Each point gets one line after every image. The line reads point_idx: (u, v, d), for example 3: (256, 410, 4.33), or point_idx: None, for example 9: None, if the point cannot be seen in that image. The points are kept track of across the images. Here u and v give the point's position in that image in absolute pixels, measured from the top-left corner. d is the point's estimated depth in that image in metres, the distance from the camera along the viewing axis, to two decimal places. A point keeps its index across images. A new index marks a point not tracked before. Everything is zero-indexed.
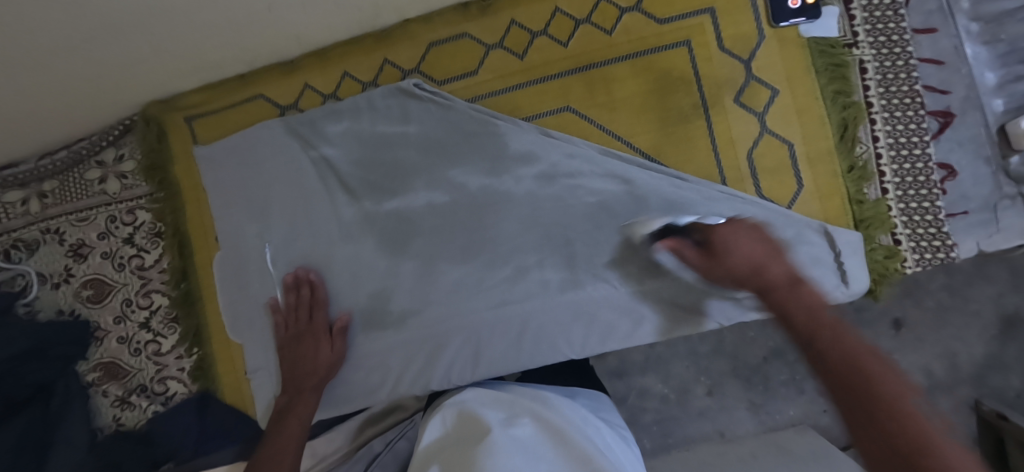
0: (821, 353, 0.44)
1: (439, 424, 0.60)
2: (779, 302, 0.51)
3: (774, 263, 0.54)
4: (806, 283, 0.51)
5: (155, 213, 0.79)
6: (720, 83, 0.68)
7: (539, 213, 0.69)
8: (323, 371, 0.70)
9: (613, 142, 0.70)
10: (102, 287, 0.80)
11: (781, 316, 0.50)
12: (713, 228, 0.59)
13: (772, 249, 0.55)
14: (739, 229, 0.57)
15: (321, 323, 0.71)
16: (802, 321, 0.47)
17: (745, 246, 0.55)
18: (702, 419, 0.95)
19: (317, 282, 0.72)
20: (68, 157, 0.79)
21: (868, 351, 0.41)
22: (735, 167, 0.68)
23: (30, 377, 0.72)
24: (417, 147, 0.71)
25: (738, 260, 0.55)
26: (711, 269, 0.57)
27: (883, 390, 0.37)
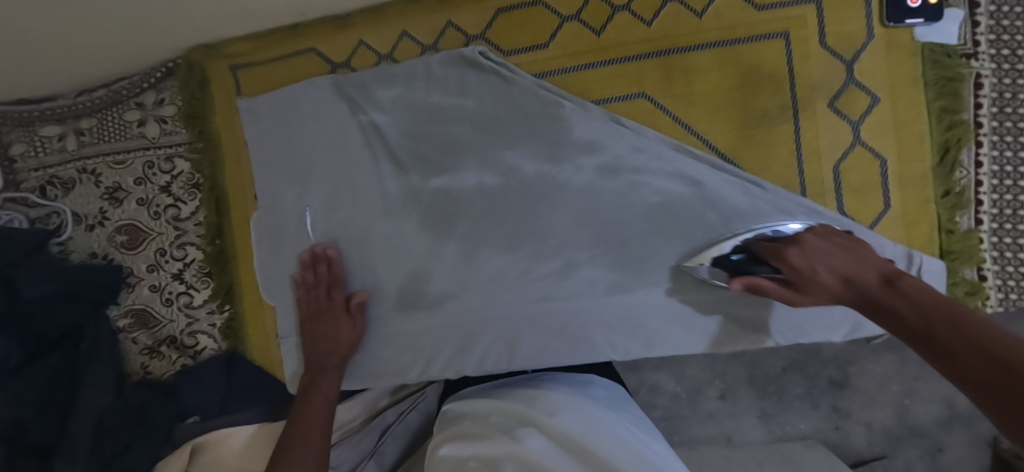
0: (952, 350, 0.39)
1: (455, 448, 0.55)
2: (894, 309, 0.46)
3: (862, 271, 0.51)
4: (907, 278, 0.48)
5: (193, 164, 0.75)
6: (814, 85, 0.62)
7: (596, 209, 0.65)
8: (344, 350, 0.69)
9: (688, 138, 0.65)
10: (136, 234, 0.78)
11: (896, 323, 0.45)
12: (781, 250, 0.54)
13: (853, 253, 0.53)
14: (810, 246, 0.53)
15: (342, 298, 0.70)
16: (922, 323, 0.43)
17: (827, 262, 0.52)
18: (710, 421, 0.93)
19: (334, 259, 0.70)
20: (107, 97, 0.76)
21: (1000, 337, 0.36)
22: (819, 179, 0.62)
23: (61, 318, 0.73)
24: (474, 122, 0.66)
25: (826, 280, 0.51)
26: (797, 297, 0.53)
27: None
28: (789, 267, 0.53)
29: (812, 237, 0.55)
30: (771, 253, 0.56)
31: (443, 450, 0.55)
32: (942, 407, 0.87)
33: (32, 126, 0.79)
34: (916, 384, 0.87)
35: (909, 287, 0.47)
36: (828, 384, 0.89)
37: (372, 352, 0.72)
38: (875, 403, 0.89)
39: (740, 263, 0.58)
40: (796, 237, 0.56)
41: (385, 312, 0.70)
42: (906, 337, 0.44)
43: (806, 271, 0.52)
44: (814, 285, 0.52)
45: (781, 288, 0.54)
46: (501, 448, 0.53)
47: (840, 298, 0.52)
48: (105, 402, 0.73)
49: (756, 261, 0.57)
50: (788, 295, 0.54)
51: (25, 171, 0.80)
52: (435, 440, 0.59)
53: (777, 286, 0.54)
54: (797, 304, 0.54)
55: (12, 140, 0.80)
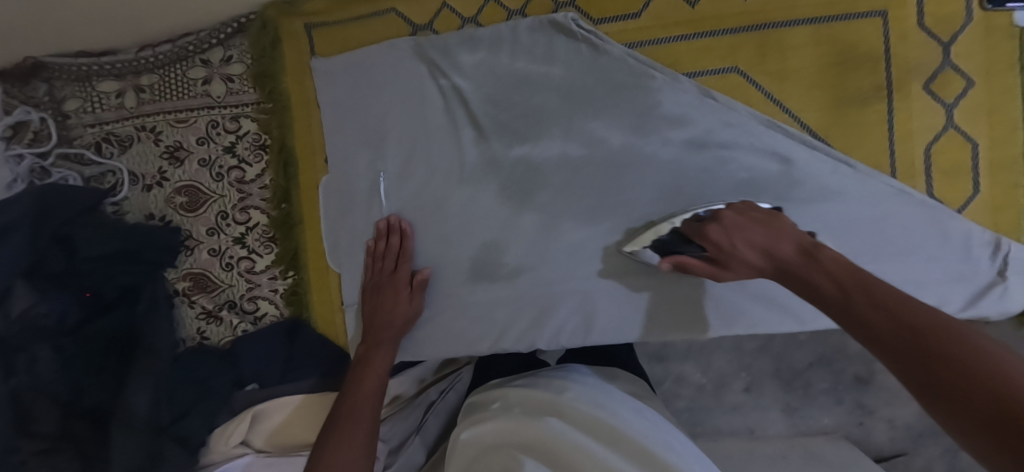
0: (863, 316, 0.38)
1: (476, 432, 0.56)
2: (803, 279, 0.45)
3: (778, 243, 0.50)
4: (822, 248, 0.47)
5: (261, 124, 0.73)
6: (910, 67, 0.61)
7: (683, 183, 0.65)
8: (399, 324, 0.68)
9: (780, 115, 0.64)
10: (197, 195, 0.75)
11: (810, 291, 0.44)
12: (704, 229, 0.56)
13: (770, 225, 0.53)
14: (728, 221, 0.54)
15: (404, 273, 0.68)
16: (834, 291, 0.42)
17: (744, 237, 0.52)
18: (734, 413, 0.93)
19: (407, 232, 0.68)
20: (172, 53, 0.74)
21: (912, 305, 0.36)
22: (909, 159, 0.62)
23: (119, 278, 0.72)
24: (560, 90, 0.65)
25: (746, 253, 0.51)
26: (722, 272, 0.54)
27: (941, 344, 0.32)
28: (710, 243, 0.55)
29: (732, 213, 0.56)
30: (697, 233, 0.57)
31: (466, 435, 0.56)
32: None
33: (88, 80, 0.77)
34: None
35: (825, 257, 0.46)
36: (854, 380, 0.90)
37: (442, 323, 0.70)
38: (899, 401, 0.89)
39: (669, 242, 0.61)
40: (719, 213, 0.56)
41: (455, 281, 0.69)
42: (818, 305, 0.43)
43: (727, 247, 0.53)
44: (733, 260, 0.52)
45: (704, 265, 0.55)
46: (524, 431, 0.51)
47: (762, 272, 0.51)
48: (161, 367, 0.70)
49: (681, 239, 0.60)
50: (711, 271, 0.55)
51: (80, 127, 0.78)
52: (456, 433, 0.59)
53: (701, 263, 0.55)
54: (723, 280, 0.55)
55: (67, 95, 0.78)
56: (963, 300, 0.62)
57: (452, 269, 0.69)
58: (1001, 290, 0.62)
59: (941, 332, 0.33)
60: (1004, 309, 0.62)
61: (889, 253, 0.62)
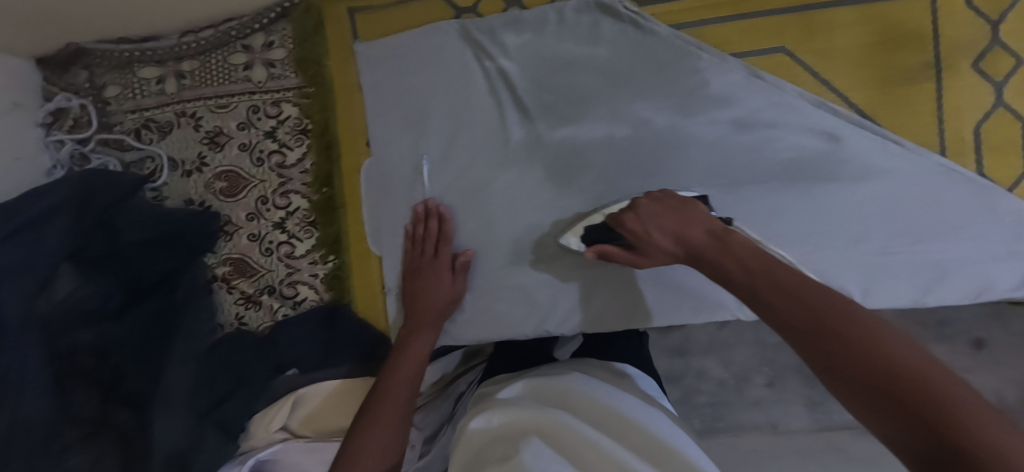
0: (769, 302, 0.41)
1: (486, 422, 0.50)
2: (711, 262, 0.48)
3: (689, 228, 0.52)
4: (730, 233, 0.50)
5: (303, 109, 0.73)
6: (958, 45, 0.61)
7: (728, 163, 0.64)
8: (442, 306, 0.67)
9: (827, 94, 0.63)
10: (237, 181, 0.76)
11: (720, 275, 0.47)
12: (621, 217, 0.58)
13: (682, 211, 0.55)
14: (644, 210, 0.57)
15: (445, 258, 0.68)
16: (742, 276, 0.44)
17: (658, 224, 0.54)
18: (756, 408, 0.93)
19: (446, 214, 0.68)
20: (214, 38, 0.74)
21: (810, 289, 0.40)
22: (960, 137, 0.62)
23: (158, 264, 0.71)
24: (605, 71, 0.65)
25: (659, 240, 0.54)
26: (641, 259, 0.57)
27: (841, 327, 0.36)
28: (630, 232, 0.57)
29: (647, 201, 0.58)
30: (619, 221, 0.59)
31: (474, 424, 0.51)
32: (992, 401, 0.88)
33: (129, 67, 0.77)
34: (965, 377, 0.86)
35: (732, 241, 0.48)
36: None
37: (484, 305, 0.70)
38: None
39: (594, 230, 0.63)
40: (635, 202, 0.58)
41: (497, 264, 0.69)
42: (729, 289, 0.45)
43: (643, 235, 0.55)
44: (649, 247, 0.55)
45: (627, 253, 0.58)
46: (542, 420, 0.47)
47: (677, 256, 0.53)
48: (200, 352, 0.70)
49: (604, 228, 0.62)
50: (633, 258, 0.57)
51: (120, 113, 0.78)
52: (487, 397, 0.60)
53: (623, 252, 0.58)
54: (645, 266, 0.58)
55: (107, 82, 0.78)
56: (1015, 277, 0.62)
57: (495, 252, 0.69)
58: None
59: (838, 316, 0.37)
60: None
61: (936, 232, 0.62)
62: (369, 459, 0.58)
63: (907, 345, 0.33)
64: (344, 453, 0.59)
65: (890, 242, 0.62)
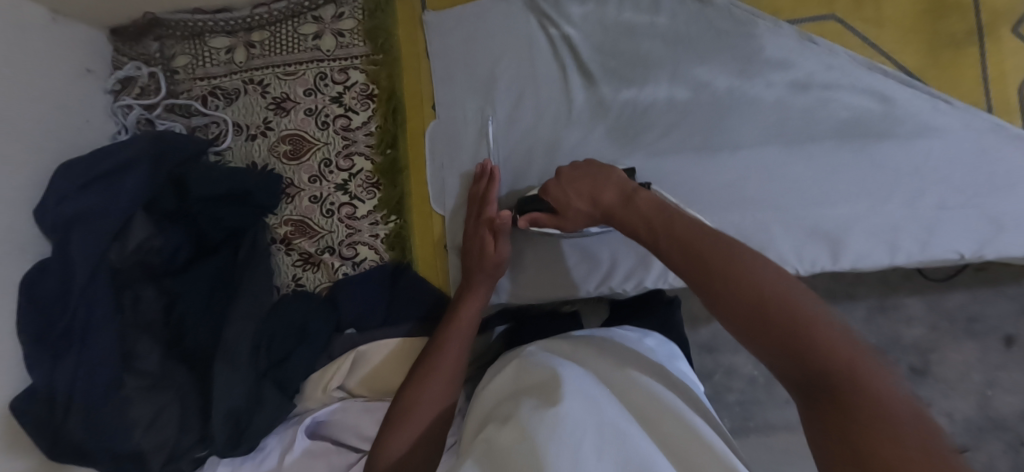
0: (668, 255, 0.46)
1: (497, 385, 0.57)
2: (621, 222, 0.52)
3: (605, 191, 0.55)
4: (637, 191, 0.53)
5: (370, 74, 0.76)
6: (998, 13, 0.66)
7: (786, 121, 0.68)
8: (490, 269, 0.66)
9: (876, 57, 0.67)
10: (301, 144, 0.77)
11: (630, 233, 0.51)
12: (546, 186, 0.61)
13: (597, 176, 0.57)
14: (564, 177, 0.60)
15: (488, 218, 0.67)
16: (646, 231, 0.49)
17: (575, 191, 0.58)
18: (788, 408, 0.93)
19: (496, 175, 0.68)
20: (286, 9, 0.78)
21: (700, 236, 0.44)
22: (1003, 96, 0.65)
23: (224, 220, 0.73)
24: (665, 37, 0.70)
25: (577, 205, 0.58)
26: (564, 223, 0.61)
27: (725, 271, 0.40)
28: (552, 199, 0.60)
29: (568, 168, 0.61)
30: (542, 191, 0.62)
31: (491, 386, 0.57)
32: None
33: (201, 38, 0.81)
34: (996, 375, 0.88)
35: (638, 198, 0.52)
36: (910, 372, 0.90)
37: (540, 262, 0.71)
38: (955, 393, 0.89)
39: (523, 201, 0.67)
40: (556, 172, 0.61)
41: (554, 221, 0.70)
42: (637, 243, 0.50)
43: (564, 202, 0.59)
44: (570, 212, 0.59)
45: (551, 218, 0.62)
46: (541, 376, 0.51)
47: (594, 218, 0.57)
48: (260, 310, 0.71)
49: (532, 198, 0.65)
50: (558, 223, 0.61)
51: (188, 81, 0.81)
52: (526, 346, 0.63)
53: (548, 217, 0.62)
54: (570, 229, 0.62)
55: (178, 52, 0.81)
56: None
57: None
58: None
59: (721, 261, 0.41)
60: None
61: (991, 186, 0.65)
62: (421, 408, 0.58)
63: (777, 285, 0.38)
64: (396, 410, 0.59)
65: (947, 195, 0.65)
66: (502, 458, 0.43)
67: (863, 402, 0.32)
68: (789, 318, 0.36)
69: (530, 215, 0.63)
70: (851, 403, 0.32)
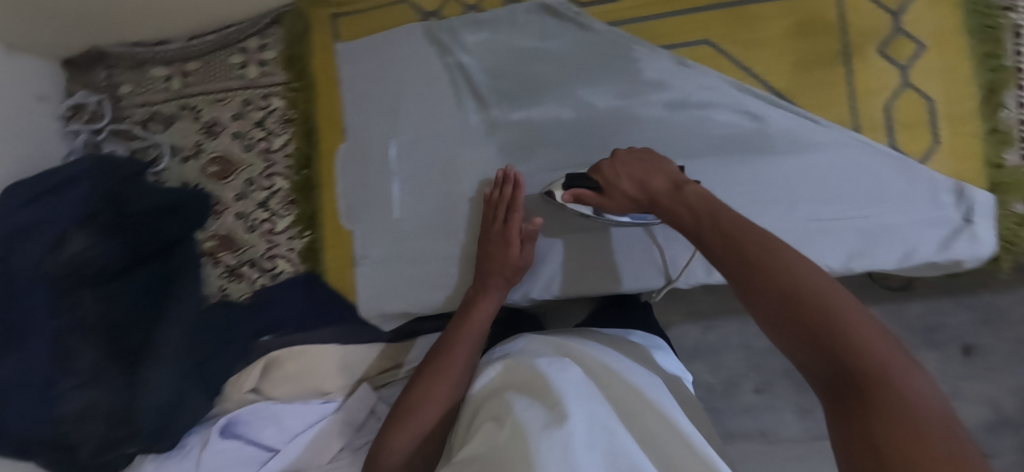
0: (710, 242, 0.46)
1: (487, 379, 0.59)
2: (666, 210, 0.53)
3: (656, 178, 0.57)
4: (688, 182, 0.54)
5: (288, 101, 0.82)
6: (865, 34, 0.68)
7: (668, 138, 0.71)
8: (511, 272, 0.70)
9: (748, 79, 0.70)
10: (228, 165, 0.84)
11: (675, 221, 0.52)
12: (599, 164, 0.63)
13: (651, 163, 0.59)
14: (620, 157, 0.62)
15: (515, 224, 0.69)
16: (691, 220, 0.50)
17: (627, 172, 0.59)
18: (746, 415, 0.97)
19: (519, 183, 0.70)
20: (216, 42, 0.85)
21: (745, 229, 0.45)
22: (871, 115, 0.68)
23: (160, 233, 0.80)
24: (553, 63, 0.74)
25: (625, 186, 0.59)
26: (607, 202, 0.62)
27: (764, 260, 0.41)
28: (602, 177, 0.62)
29: (626, 150, 0.63)
30: (594, 169, 0.64)
31: (478, 382, 0.60)
32: (986, 410, 0.86)
33: (142, 68, 0.88)
34: (959, 385, 0.87)
35: (687, 189, 0.53)
36: None
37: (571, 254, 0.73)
38: None
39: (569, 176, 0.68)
40: (614, 152, 0.63)
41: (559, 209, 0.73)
42: (680, 232, 0.51)
43: (614, 180, 0.60)
44: (615, 191, 0.60)
45: (596, 195, 0.63)
46: (541, 372, 0.54)
47: (637, 201, 0.59)
48: (192, 315, 0.77)
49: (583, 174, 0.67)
50: (600, 201, 0.62)
51: (130, 107, 0.89)
52: (490, 350, 0.66)
53: (593, 194, 0.63)
54: (610, 211, 0.63)
55: (123, 81, 0.89)
56: (939, 237, 0.66)
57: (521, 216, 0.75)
58: (967, 233, 0.65)
59: (766, 251, 0.42)
60: (975, 252, 0.65)
61: (857, 202, 0.67)
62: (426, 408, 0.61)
63: (816, 279, 0.39)
64: (401, 406, 0.63)
65: (818, 208, 0.68)
66: (503, 459, 0.45)
67: (886, 399, 0.33)
68: (823, 312, 0.37)
69: (577, 189, 0.64)
70: (878, 395, 0.33)
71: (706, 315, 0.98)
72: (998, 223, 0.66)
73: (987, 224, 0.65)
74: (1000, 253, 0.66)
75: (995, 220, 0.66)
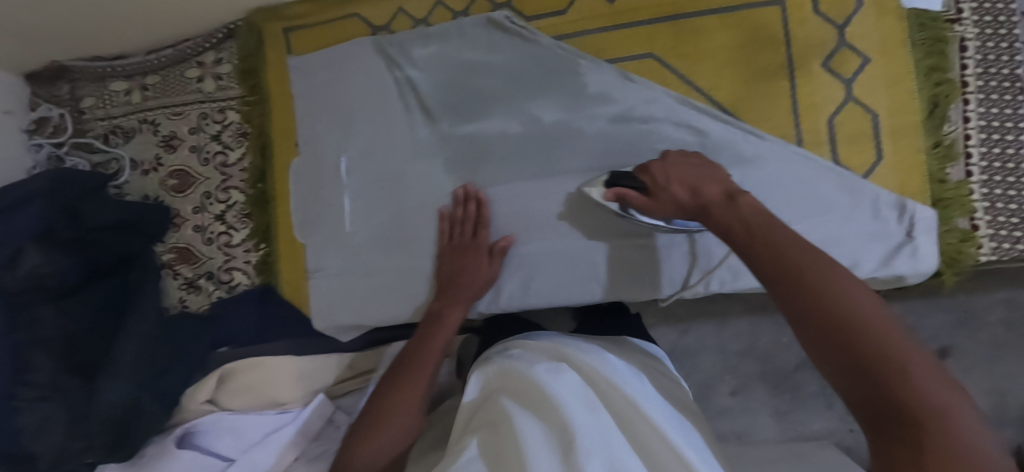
0: (755, 254, 0.42)
1: (481, 381, 0.61)
2: (713, 218, 0.48)
3: (708, 184, 0.52)
4: (743, 192, 0.49)
5: (243, 114, 0.84)
6: (811, 47, 0.67)
7: (611, 153, 0.71)
8: (479, 287, 0.71)
9: (692, 93, 0.70)
10: (186, 178, 0.86)
11: (722, 230, 0.47)
12: (647, 165, 0.60)
13: (705, 168, 0.56)
14: (672, 160, 0.58)
15: (484, 242, 0.72)
16: (740, 229, 0.45)
17: (679, 177, 0.55)
18: (722, 417, 0.97)
19: (484, 201, 0.72)
20: (173, 56, 0.86)
21: (800, 245, 0.40)
22: (814, 130, 0.67)
23: (116, 248, 0.81)
24: (499, 76, 0.73)
25: (675, 189, 0.55)
26: (652, 205, 0.58)
27: (812, 280, 0.37)
28: (650, 179, 0.58)
29: (680, 153, 0.59)
30: (641, 169, 0.60)
31: (469, 383, 0.61)
32: None
33: (103, 81, 0.89)
34: None
35: (741, 200, 0.48)
36: None
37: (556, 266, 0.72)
38: None
39: (615, 176, 0.65)
40: (666, 154, 0.60)
41: (586, 212, 0.71)
42: (726, 242, 0.46)
43: (662, 181, 0.56)
44: (663, 194, 0.56)
45: (642, 197, 0.59)
46: (532, 376, 0.55)
47: (683, 207, 0.54)
48: (150, 327, 0.78)
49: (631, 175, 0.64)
50: (646, 203, 0.58)
51: (92, 121, 0.90)
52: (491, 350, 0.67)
53: (640, 195, 0.59)
54: (655, 218, 0.59)
55: (85, 94, 0.90)
56: (881, 253, 0.66)
57: None
58: (909, 249, 0.65)
59: (818, 272, 0.37)
60: (916, 268, 0.65)
61: (799, 217, 0.67)
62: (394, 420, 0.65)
63: (875, 310, 0.34)
64: (370, 415, 0.66)
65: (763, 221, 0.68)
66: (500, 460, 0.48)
67: (938, 453, 0.28)
68: (881, 346, 0.32)
69: (625, 190, 0.61)
70: (930, 448, 0.29)
71: (683, 318, 0.97)
72: (938, 239, 0.65)
73: (928, 241, 0.65)
74: (941, 268, 0.66)
75: (936, 235, 0.65)
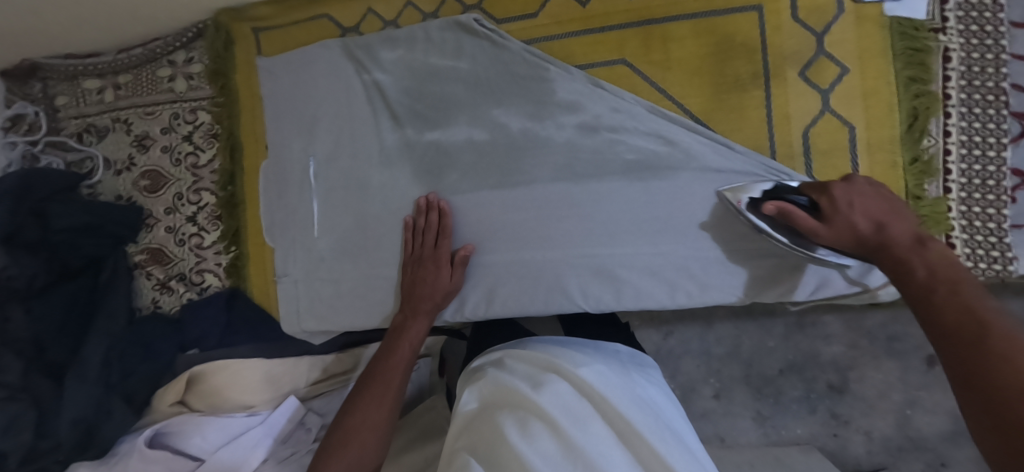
0: (944, 306, 0.41)
1: (476, 395, 0.59)
2: (899, 258, 0.48)
3: (895, 223, 0.51)
4: (933, 241, 0.48)
5: (213, 115, 0.83)
6: (785, 55, 0.65)
7: (575, 162, 0.69)
8: (439, 298, 0.70)
9: (663, 101, 0.68)
10: (158, 179, 0.85)
11: (903, 273, 0.47)
12: (825, 184, 0.56)
13: (892, 204, 0.53)
14: (856, 186, 0.55)
15: (444, 252, 0.70)
16: (929, 278, 0.44)
17: (865, 206, 0.53)
18: (702, 420, 0.95)
19: (446, 210, 0.71)
20: (142, 55, 0.84)
21: (1001, 313, 0.39)
22: (787, 142, 0.65)
23: (86, 249, 0.81)
24: (467, 82, 0.71)
25: (857, 218, 0.52)
26: (820, 229, 0.54)
27: (997, 343, 0.36)
28: (825, 200, 0.55)
29: (863, 180, 0.56)
30: (815, 189, 0.57)
31: (463, 399, 0.60)
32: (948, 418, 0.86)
33: (74, 79, 0.88)
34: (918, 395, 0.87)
35: (933, 249, 0.47)
36: (827, 389, 0.90)
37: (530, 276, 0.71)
38: (875, 412, 0.89)
39: (777, 188, 0.61)
40: (847, 176, 0.56)
41: (546, 222, 0.70)
42: (904, 286, 0.46)
43: (844, 205, 0.53)
44: (838, 218, 0.53)
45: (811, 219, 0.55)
46: (528, 392, 0.55)
47: (859, 241, 0.52)
48: (118, 330, 0.79)
49: (796, 191, 0.60)
50: (813, 226, 0.54)
51: (67, 120, 0.89)
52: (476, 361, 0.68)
53: (807, 216, 0.55)
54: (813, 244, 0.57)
55: (59, 92, 0.89)
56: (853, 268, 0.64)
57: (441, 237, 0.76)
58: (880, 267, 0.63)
59: (1001, 338, 0.36)
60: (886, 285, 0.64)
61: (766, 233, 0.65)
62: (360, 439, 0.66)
63: None
64: (338, 434, 0.66)
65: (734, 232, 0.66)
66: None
67: None
68: None
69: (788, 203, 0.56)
70: None
71: (668, 321, 0.96)
72: None
73: None
74: None
75: None
